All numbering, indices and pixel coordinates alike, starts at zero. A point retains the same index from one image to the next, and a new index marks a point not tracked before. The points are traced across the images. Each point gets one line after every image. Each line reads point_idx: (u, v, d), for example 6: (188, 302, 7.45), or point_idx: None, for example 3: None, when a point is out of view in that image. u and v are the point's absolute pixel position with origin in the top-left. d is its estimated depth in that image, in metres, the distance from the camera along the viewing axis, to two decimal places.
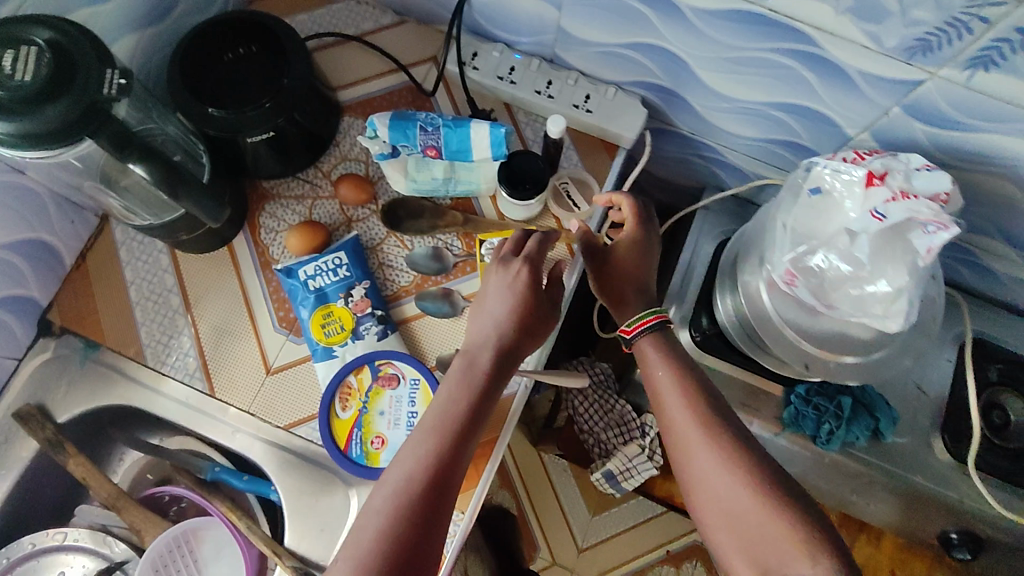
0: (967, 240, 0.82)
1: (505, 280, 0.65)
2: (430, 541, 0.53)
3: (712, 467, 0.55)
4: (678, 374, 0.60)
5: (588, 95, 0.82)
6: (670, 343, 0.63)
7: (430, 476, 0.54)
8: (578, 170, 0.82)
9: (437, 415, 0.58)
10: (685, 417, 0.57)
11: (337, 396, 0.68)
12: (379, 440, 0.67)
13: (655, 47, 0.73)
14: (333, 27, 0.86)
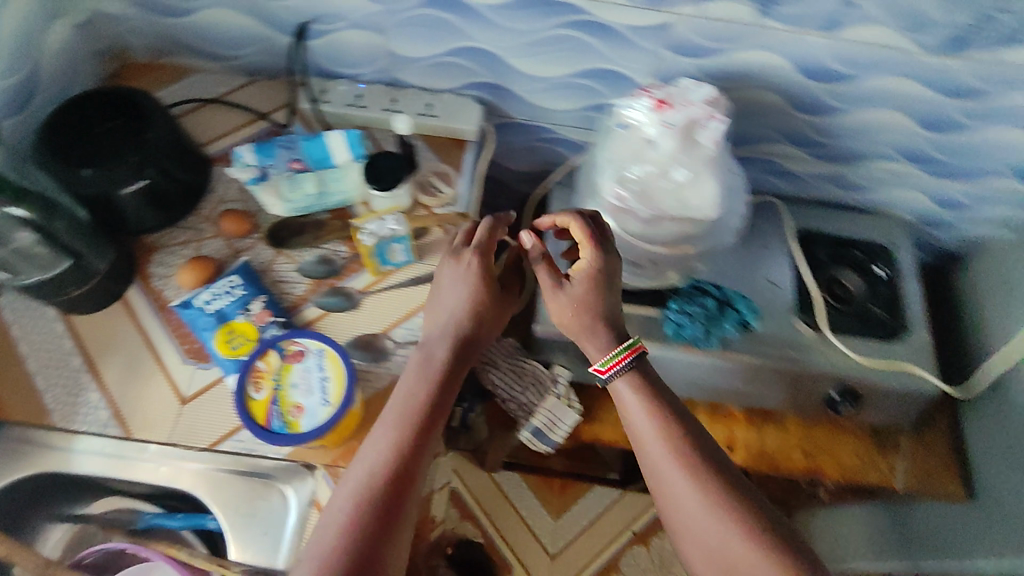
0: (765, 152, 0.99)
1: (458, 269, 0.76)
2: (395, 512, 0.61)
3: (681, 479, 0.65)
4: (652, 396, 0.70)
5: (429, 103, 0.93)
6: (642, 379, 0.71)
7: (393, 467, 0.63)
8: (437, 166, 0.91)
9: (400, 418, 0.67)
10: (662, 449, 0.66)
11: (247, 381, 0.66)
12: (298, 407, 0.64)
13: (471, 49, 0.86)
14: (187, 96, 0.92)
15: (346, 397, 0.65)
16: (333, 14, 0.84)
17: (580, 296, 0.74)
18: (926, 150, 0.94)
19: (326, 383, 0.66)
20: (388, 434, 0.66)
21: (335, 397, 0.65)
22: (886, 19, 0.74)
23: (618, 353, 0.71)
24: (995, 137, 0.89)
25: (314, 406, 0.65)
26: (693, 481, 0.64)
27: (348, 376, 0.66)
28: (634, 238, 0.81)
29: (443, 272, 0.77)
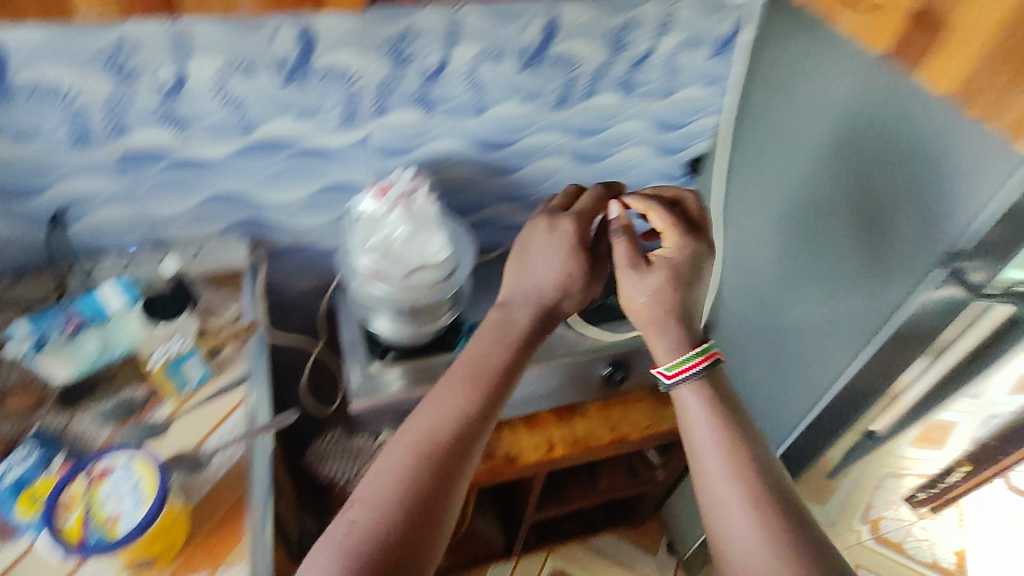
0: (490, 213, 1.27)
1: (550, 237, 0.89)
2: (438, 475, 0.66)
3: (725, 489, 0.70)
4: (713, 407, 0.77)
5: (198, 249, 1.07)
6: (707, 393, 0.79)
7: (458, 429, 0.70)
8: (217, 293, 1.02)
9: (458, 414, 0.72)
10: (723, 470, 0.71)
11: (56, 510, 0.74)
12: (111, 516, 0.74)
13: (221, 195, 1.03)
14: None
15: (159, 492, 0.76)
16: (87, 195, 0.96)
17: (653, 290, 0.83)
18: (595, 178, 1.29)
19: (135, 490, 0.76)
20: (404, 452, 0.68)
21: (145, 496, 0.75)
22: (512, 96, 1.07)
23: (693, 356, 0.80)
24: (626, 157, 1.27)
25: (127, 511, 0.74)
26: (746, 488, 0.69)
27: (156, 477, 0.77)
28: (399, 293, 0.98)
29: (531, 240, 0.89)
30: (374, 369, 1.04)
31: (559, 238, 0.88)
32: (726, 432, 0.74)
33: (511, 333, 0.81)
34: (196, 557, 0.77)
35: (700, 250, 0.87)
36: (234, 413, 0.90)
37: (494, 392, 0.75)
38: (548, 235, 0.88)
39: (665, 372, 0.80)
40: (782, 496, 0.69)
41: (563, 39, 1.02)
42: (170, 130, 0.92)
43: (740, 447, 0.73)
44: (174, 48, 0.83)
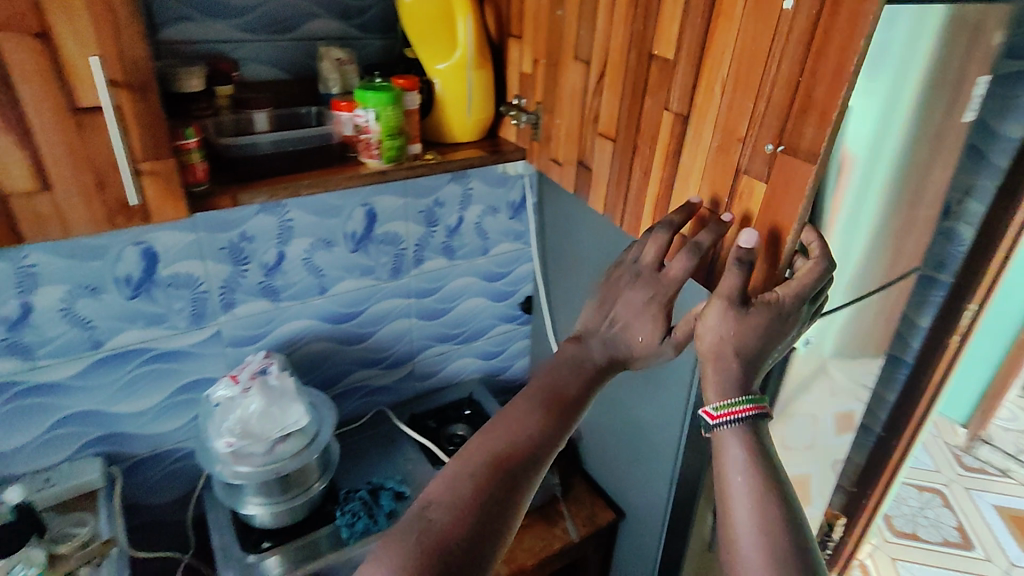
0: (354, 381, 1.35)
1: (636, 288, 0.80)
2: (497, 509, 0.66)
3: (750, 557, 0.63)
4: (756, 467, 0.67)
5: (48, 476, 1.02)
6: (752, 437, 0.69)
7: (520, 446, 0.71)
8: (69, 518, 0.99)
9: (491, 463, 0.69)
10: (752, 506, 0.65)
11: None
12: None
13: (70, 415, 1.03)
14: None
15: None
16: None
17: (725, 336, 0.70)
18: (444, 330, 1.44)
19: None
20: (472, 478, 0.67)
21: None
22: (349, 274, 1.23)
23: (744, 401, 0.69)
24: (465, 308, 1.44)
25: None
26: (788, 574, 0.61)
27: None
28: (259, 471, 1.02)
29: (619, 297, 0.82)
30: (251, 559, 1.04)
31: (625, 284, 0.82)
32: (760, 479, 0.66)
33: (540, 395, 0.78)
34: None
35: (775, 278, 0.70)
36: None
37: (531, 453, 0.71)
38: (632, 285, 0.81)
39: (712, 414, 0.70)
40: (798, 545, 0.63)
41: (384, 221, 1.23)
42: (13, 359, 0.95)
43: (772, 497, 0.66)
44: (15, 285, 0.91)
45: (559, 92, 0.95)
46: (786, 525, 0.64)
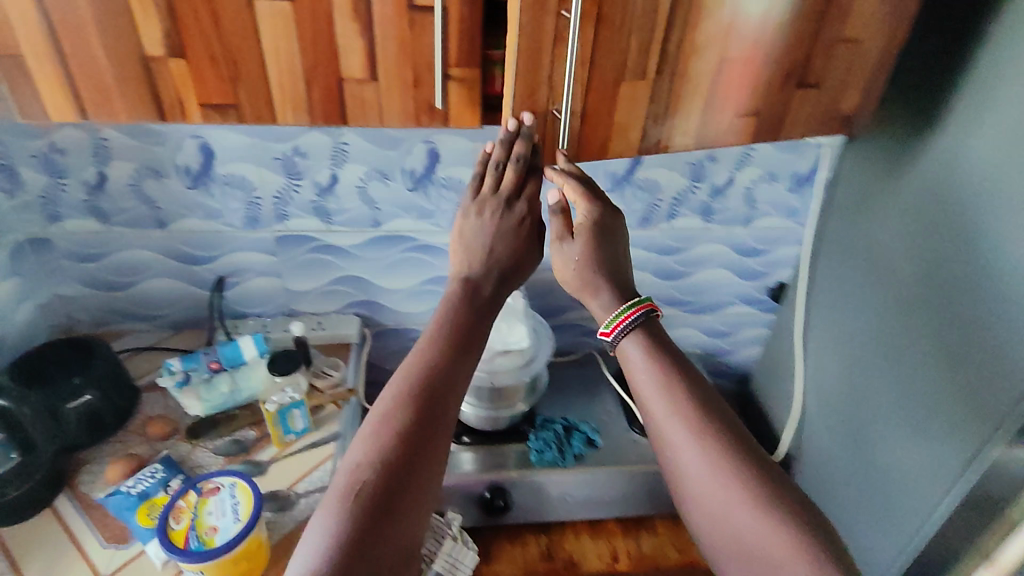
0: (574, 318, 1.35)
1: (488, 230, 0.87)
2: (424, 450, 0.70)
3: (689, 451, 0.71)
4: (651, 354, 0.78)
5: (320, 321, 1.21)
6: (649, 335, 0.79)
7: (434, 386, 0.74)
8: (328, 360, 1.16)
9: (412, 383, 0.74)
10: (667, 407, 0.74)
11: (170, 514, 0.79)
12: (212, 527, 0.78)
13: (344, 277, 1.18)
14: (127, 347, 1.16)
15: (255, 512, 0.80)
16: (240, 269, 1.15)
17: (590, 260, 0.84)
18: (678, 295, 1.34)
19: (239, 505, 0.81)
20: (399, 396, 0.73)
21: (245, 513, 0.80)
22: None
23: (640, 301, 0.81)
24: (708, 277, 1.32)
25: (226, 524, 0.79)
26: (699, 441, 0.71)
27: (258, 495, 0.81)
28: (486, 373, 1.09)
29: (474, 226, 0.87)
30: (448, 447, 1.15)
31: (477, 221, 0.87)
32: (657, 358, 0.77)
33: (461, 271, 0.86)
34: None
35: (600, 216, 0.85)
36: (325, 463, 1.01)
37: (447, 358, 0.77)
38: (487, 230, 0.87)
39: (608, 333, 0.81)
40: (712, 409, 0.74)
41: (647, 167, 1.16)
42: (315, 219, 1.10)
43: (697, 403, 0.74)
44: (330, 158, 1.04)
45: (850, 38, 0.71)
46: (691, 402, 0.74)
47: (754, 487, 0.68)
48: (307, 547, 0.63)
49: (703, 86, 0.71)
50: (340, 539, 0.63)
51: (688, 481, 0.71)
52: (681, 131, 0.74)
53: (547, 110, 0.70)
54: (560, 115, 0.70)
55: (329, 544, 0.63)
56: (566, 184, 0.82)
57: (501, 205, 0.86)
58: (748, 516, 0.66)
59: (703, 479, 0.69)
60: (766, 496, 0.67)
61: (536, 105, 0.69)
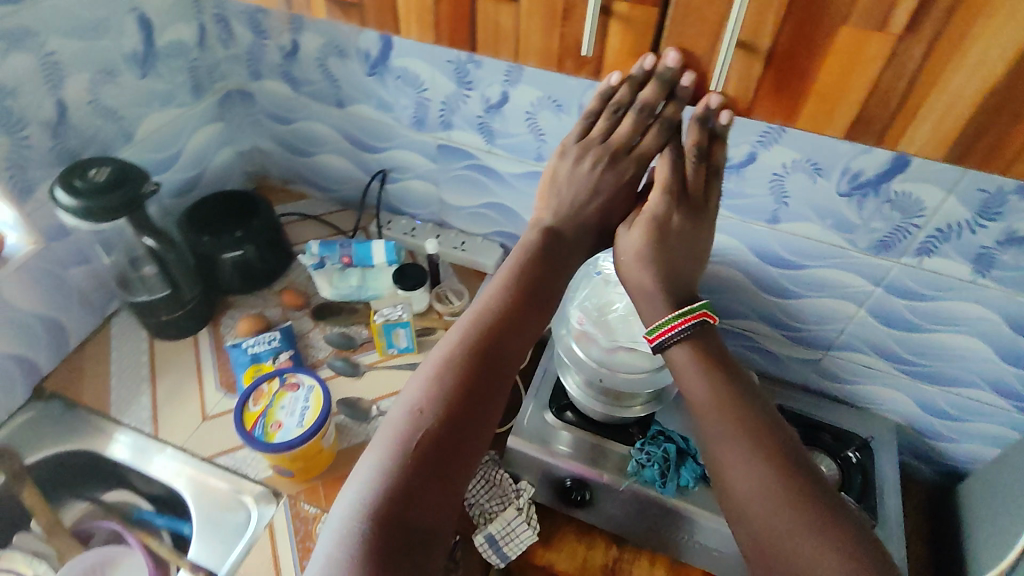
0: (742, 327, 1.12)
1: (575, 167, 0.75)
2: (478, 409, 0.61)
3: (740, 470, 0.58)
4: (705, 362, 0.65)
5: (464, 241, 1.19)
6: (702, 344, 0.66)
7: (487, 339, 0.66)
8: (456, 285, 1.13)
9: (475, 329, 0.66)
10: (715, 419, 0.61)
11: (252, 394, 0.84)
12: (278, 423, 0.81)
13: (496, 203, 1.13)
14: (298, 211, 1.25)
15: (317, 423, 0.81)
16: (402, 167, 1.15)
17: (639, 251, 0.71)
18: (894, 348, 1.01)
19: (307, 410, 0.83)
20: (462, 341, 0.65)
21: (308, 420, 0.81)
22: (813, 217, 0.92)
23: (691, 312, 0.67)
24: (952, 343, 0.95)
25: (289, 424, 0.81)
26: (762, 454, 0.59)
27: (324, 408, 0.82)
28: (595, 363, 0.94)
29: (560, 167, 0.76)
30: (544, 417, 1.07)
31: (568, 162, 0.75)
32: (713, 367, 0.64)
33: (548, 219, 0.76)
34: (318, 491, 0.87)
35: (673, 215, 0.71)
36: None
37: (517, 311, 0.69)
38: (581, 171, 0.75)
39: (652, 339, 0.67)
40: (777, 425, 0.61)
41: (911, 176, 0.82)
42: (479, 136, 1.04)
43: (758, 419, 0.61)
44: (504, 74, 0.93)
45: None
46: (752, 416, 0.61)
47: (823, 516, 0.55)
48: (362, 482, 0.57)
49: (978, 66, 0.41)
50: (391, 482, 0.56)
51: (738, 497, 0.58)
52: (924, 128, 0.45)
53: (702, 50, 0.49)
54: (714, 46, 0.48)
55: (378, 487, 0.56)
56: (693, 139, 0.67)
57: (585, 155, 0.75)
58: (807, 544, 0.54)
59: (754, 499, 0.57)
60: (836, 534, 0.54)
61: (686, 26, 0.48)
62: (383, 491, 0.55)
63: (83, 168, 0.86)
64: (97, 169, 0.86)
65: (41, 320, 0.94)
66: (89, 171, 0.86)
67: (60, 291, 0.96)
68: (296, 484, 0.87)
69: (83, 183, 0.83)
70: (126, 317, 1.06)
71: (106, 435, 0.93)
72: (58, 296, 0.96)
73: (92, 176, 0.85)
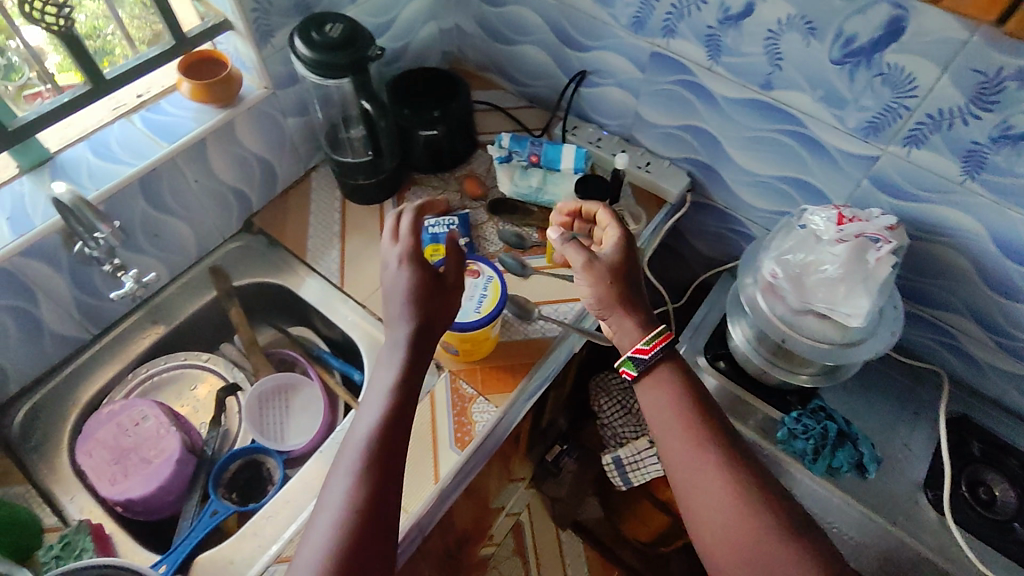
0: (945, 321, 0.98)
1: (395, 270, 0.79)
2: (384, 502, 0.67)
3: (709, 470, 0.72)
4: (680, 386, 0.78)
5: (650, 162, 1.12)
6: (674, 357, 0.80)
7: (384, 439, 0.70)
8: (635, 208, 1.09)
9: (400, 383, 0.74)
10: (676, 421, 0.76)
11: None
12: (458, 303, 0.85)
13: (698, 127, 1.05)
14: (487, 100, 1.25)
15: (493, 311, 0.85)
16: (606, 71, 1.08)
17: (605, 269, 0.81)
18: None
19: (485, 297, 0.86)
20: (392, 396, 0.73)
21: (486, 307, 0.85)
22: None
23: (658, 334, 0.79)
24: None
25: (468, 306, 0.85)
26: (720, 459, 0.73)
27: (501, 299, 0.86)
28: (779, 320, 0.89)
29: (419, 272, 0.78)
30: (697, 359, 1.06)
31: (392, 261, 0.80)
32: (686, 391, 0.78)
33: (402, 291, 0.77)
34: (476, 374, 0.92)
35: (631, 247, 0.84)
36: (574, 303, 0.98)
37: (403, 402, 0.73)
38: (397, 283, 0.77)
39: (644, 351, 0.78)
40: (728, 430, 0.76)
41: None
42: (703, 51, 0.94)
43: (716, 434, 0.75)
44: None
45: None
46: (712, 431, 0.75)
47: (775, 511, 0.69)
48: (327, 519, 0.65)
49: None
50: (352, 520, 0.65)
51: (701, 493, 0.72)
52: None
53: None
54: None
55: (338, 526, 0.64)
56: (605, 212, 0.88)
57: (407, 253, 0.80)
58: (761, 527, 0.68)
59: (711, 485, 0.71)
60: (785, 526, 0.68)
61: None
62: (345, 529, 0.64)
63: (320, 23, 0.88)
64: (330, 25, 0.88)
65: (259, 160, 1.02)
66: (324, 26, 0.88)
67: (276, 138, 1.03)
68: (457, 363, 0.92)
69: (320, 37, 0.86)
70: (325, 172, 1.13)
71: (300, 278, 1.02)
72: (274, 142, 1.03)
73: (327, 32, 0.87)
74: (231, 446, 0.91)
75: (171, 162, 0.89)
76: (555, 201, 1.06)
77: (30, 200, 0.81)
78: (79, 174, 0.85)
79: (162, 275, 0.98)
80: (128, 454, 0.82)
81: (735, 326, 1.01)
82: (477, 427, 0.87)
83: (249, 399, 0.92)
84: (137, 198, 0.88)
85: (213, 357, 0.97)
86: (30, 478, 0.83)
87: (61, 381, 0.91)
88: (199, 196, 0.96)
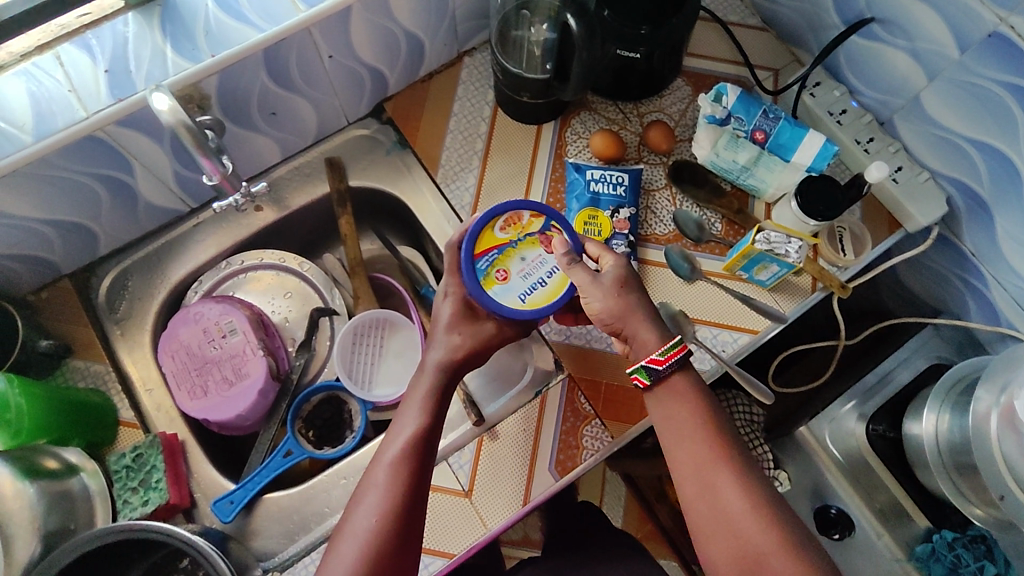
0: None
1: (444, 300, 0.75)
2: (415, 519, 0.60)
3: (726, 487, 0.59)
4: (698, 393, 0.65)
5: (901, 167, 0.83)
6: (690, 376, 0.65)
7: (421, 449, 0.63)
8: (860, 226, 0.83)
9: (430, 403, 0.66)
10: (695, 444, 0.62)
11: (505, 216, 0.73)
12: (504, 273, 0.72)
13: (999, 151, 0.74)
14: (706, 5, 0.93)
15: (538, 310, 0.71)
16: (902, 27, 0.75)
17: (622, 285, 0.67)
18: None
19: (539, 287, 0.72)
20: (424, 413, 0.66)
21: (532, 301, 0.71)
22: None
23: (675, 345, 0.64)
24: None
25: (516, 286, 0.71)
26: (737, 471, 0.60)
27: (555, 301, 0.71)
28: (1001, 461, 0.68)
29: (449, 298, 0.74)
30: (854, 428, 0.89)
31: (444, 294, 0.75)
32: (702, 401, 0.64)
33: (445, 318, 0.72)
34: (599, 390, 0.77)
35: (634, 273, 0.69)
36: (741, 333, 0.80)
37: (436, 413, 0.66)
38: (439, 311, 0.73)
39: (660, 361, 0.64)
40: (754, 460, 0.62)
41: None
42: None
43: (733, 445, 0.62)
44: None
45: None
46: (728, 442, 0.62)
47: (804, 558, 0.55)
48: (354, 538, 0.57)
49: None
50: (378, 543, 0.57)
51: (711, 501, 0.59)
52: None
53: None
54: None
55: (362, 547, 0.56)
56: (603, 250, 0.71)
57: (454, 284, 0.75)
58: (778, 558, 0.55)
59: (735, 516, 0.58)
60: (808, 562, 0.55)
61: None
62: (372, 550, 0.56)
63: None
64: None
65: (408, 38, 0.80)
66: None
67: (436, 12, 0.79)
68: (579, 370, 0.78)
69: None
70: (480, 62, 0.89)
71: (424, 199, 0.85)
72: (431, 17, 0.79)
73: None
74: (316, 374, 0.82)
75: (306, 32, 0.69)
76: (772, 192, 0.81)
77: (133, 49, 0.65)
78: (194, 27, 0.66)
79: (272, 155, 0.83)
80: (210, 368, 0.75)
81: (931, 410, 0.81)
82: (583, 457, 0.75)
83: (346, 329, 0.81)
84: (258, 72, 0.70)
85: (311, 266, 0.85)
86: (111, 356, 0.78)
87: (152, 251, 0.82)
88: (331, 75, 0.77)
